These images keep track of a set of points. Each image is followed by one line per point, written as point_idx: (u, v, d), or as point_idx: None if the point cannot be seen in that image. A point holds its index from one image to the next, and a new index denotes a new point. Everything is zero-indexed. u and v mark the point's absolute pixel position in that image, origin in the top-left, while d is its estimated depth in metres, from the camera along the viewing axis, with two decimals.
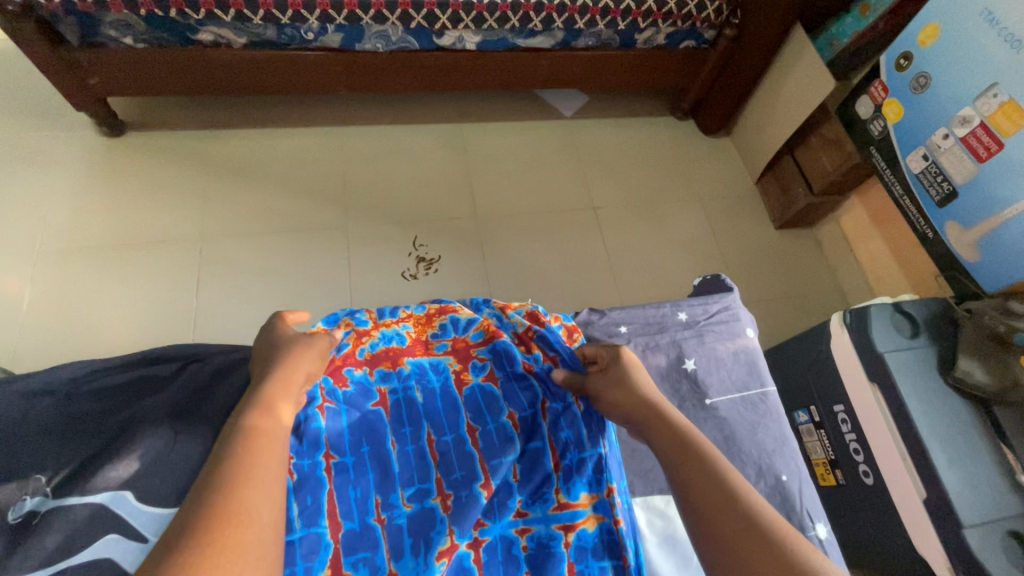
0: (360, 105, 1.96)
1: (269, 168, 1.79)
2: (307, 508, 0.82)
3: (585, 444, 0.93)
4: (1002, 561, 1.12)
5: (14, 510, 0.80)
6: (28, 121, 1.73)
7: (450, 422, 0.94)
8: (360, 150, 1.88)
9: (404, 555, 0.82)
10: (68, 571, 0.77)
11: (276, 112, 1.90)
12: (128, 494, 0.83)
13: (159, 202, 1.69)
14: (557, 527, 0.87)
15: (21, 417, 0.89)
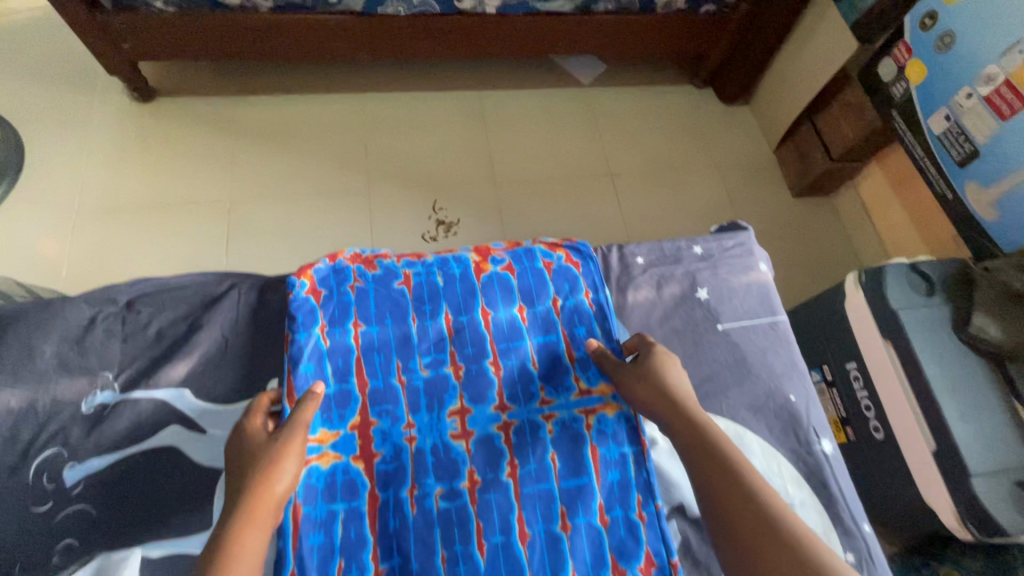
0: (381, 71, 1.99)
1: (293, 133, 1.84)
2: (339, 368, 0.91)
3: (597, 339, 0.99)
4: (1010, 507, 1.16)
5: (87, 402, 0.92)
6: (64, 85, 1.80)
7: (467, 304, 0.99)
8: (381, 115, 1.92)
9: (420, 410, 0.90)
10: (138, 455, 0.90)
11: (299, 79, 1.94)
12: (185, 395, 0.94)
13: (189, 164, 1.76)
14: (579, 412, 0.93)
15: (89, 323, 0.97)
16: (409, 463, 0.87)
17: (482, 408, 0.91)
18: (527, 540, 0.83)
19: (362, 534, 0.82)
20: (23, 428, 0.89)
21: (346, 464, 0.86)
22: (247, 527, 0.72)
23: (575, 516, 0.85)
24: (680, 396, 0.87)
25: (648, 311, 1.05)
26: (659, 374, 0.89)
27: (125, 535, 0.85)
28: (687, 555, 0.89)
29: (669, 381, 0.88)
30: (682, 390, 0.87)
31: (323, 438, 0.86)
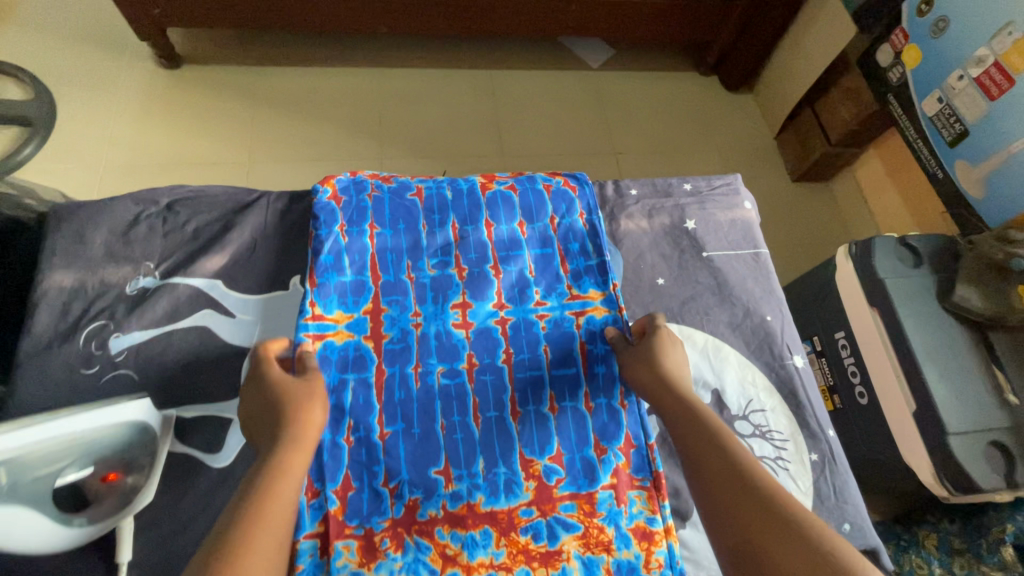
0: (396, 48, 2.06)
1: (310, 103, 1.92)
2: (356, 261, 0.97)
3: (589, 253, 1.02)
4: (984, 466, 1.21)
5: (131, 285, 0.99)
6: (96, 49, 1.88)
7: (472, 215, 1.03)
8: (396, 89, 1.99)
9: (427, 301, 0.96)
10: (174, 333, 0.96)
11: (318, 52, 2.02)
12: (218, 284, 1.01)
13: (211, 128, 1.84)
14: (570, 313, 0.97)
15: (133, 220, 1.03)
16: (414, 343, 0.93)
17: (483, 304, 0.96)
18: (518, 417, 0.90)
19: (368, 399, 0.88)
20: (72, 307, 0.96)
21: (358, 342, 0.92)
22: (294, 451, 0.73)
23: (562, 401, 0.91)
24: (677, 377, 0.85)
25: (639, 240, 1.07)
26: (677, 377, 0.85)
27: (162, 396, 0.93)
28: (665, 451, 0.94)
29: (690, 389, 0.83)
30: (701, 406, 0.81)
31: (339, 318, 0.93)
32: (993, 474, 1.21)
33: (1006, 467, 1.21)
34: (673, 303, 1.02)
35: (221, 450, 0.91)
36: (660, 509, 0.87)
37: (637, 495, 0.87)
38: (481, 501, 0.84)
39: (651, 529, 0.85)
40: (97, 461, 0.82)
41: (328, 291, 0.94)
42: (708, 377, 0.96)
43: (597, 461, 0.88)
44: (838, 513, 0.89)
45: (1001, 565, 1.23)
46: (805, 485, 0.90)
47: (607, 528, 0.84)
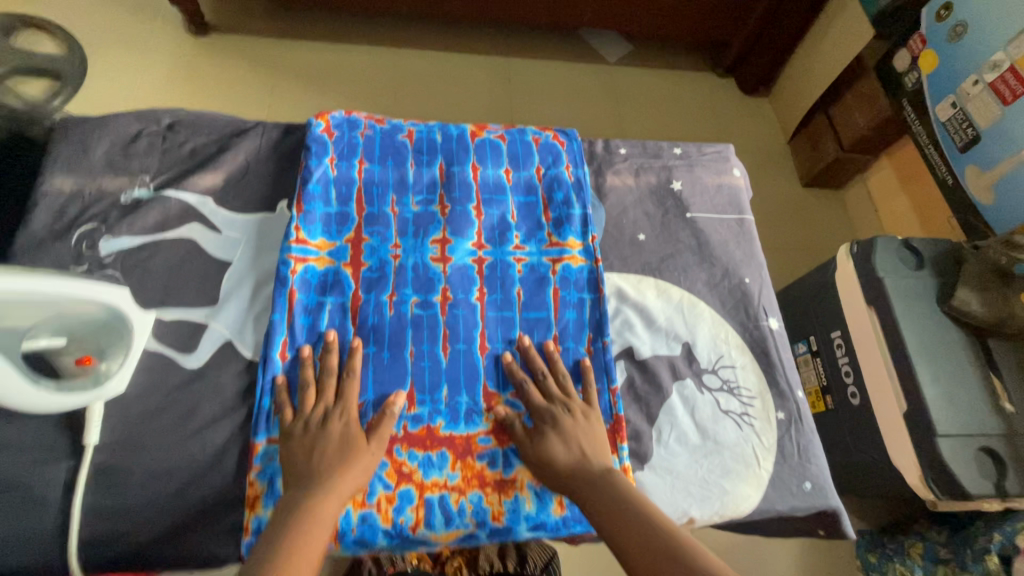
0: (417, 29, 2.10)
1: (330, 76, 1.96)
2: (344, 192, 0.90)
3: (571, 204, 0.93)
4: (972, 470, 1.18)
5: (126, 195, 0.91)
6: (128, 13, 1.95)
7: (459, 156, 0.96)
8: (414, 70, 2.03)
9: (409, 237, 0.89)
10: (161, 244, 0.89)
11: (340, 29, 2.06)
12: (208, 201, 0.93)
13: (232, 94, 1.89)
14: (546, 259, 0.90)
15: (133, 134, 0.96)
16: (392, 274, 0.86)
17: (462, 242, 0.89)
18: (487, 351, 0.84)
19: (343, 320, 0.84)
20: (60, 215, 0.88)
21: (337, 270, 0.86)
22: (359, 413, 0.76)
23: (533, 337, 0.85)
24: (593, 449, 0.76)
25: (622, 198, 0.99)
26: (552, 450, 0.75)
27: (144, 294, 0.86)
28: (631, 392, 0.84)
29: (558, 455, 0.74)
30: (580, 459, 0.74)
31: (320, 245, 0.87)
32: (981, 479, 1.18)
33: (996, 473, 1.18)
34: (652, 257, 0.93)
35: (195, 350, 0.85)
36: (621, 448, 0.78)
37: None
38: (441, 425, 0.79)
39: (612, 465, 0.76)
40: (74, 336, 0.75)
41: (313, 219, 0.87)
42: (676, 326, 0.88)
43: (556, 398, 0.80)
44: (799, 470, 0.81)
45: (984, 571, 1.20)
46: (767, 441, 0.82)
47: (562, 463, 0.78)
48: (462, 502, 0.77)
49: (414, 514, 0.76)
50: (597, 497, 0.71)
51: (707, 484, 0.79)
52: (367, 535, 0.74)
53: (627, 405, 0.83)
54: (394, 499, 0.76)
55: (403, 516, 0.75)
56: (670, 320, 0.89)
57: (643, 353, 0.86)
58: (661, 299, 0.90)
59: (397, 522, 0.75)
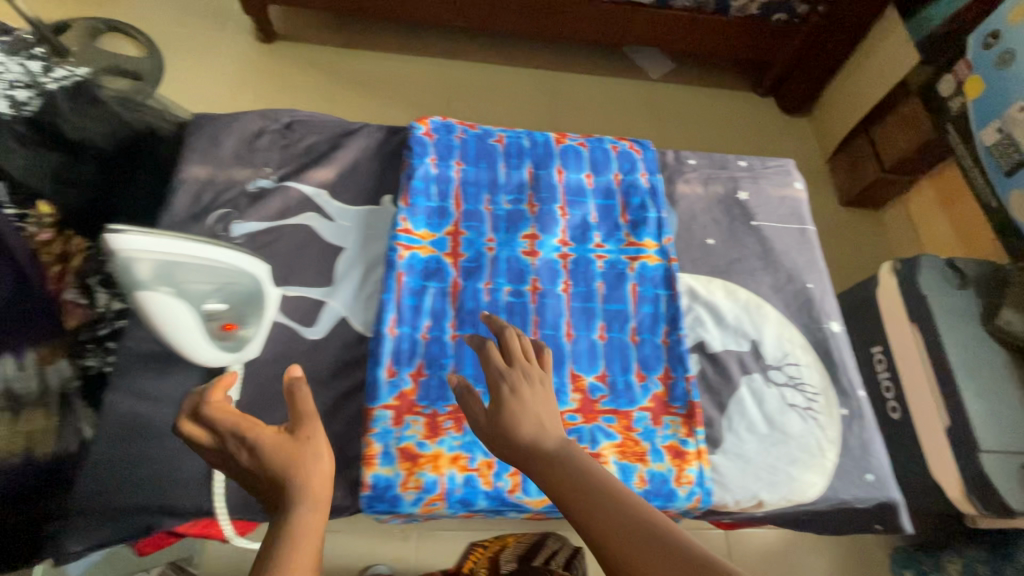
0: (466, 42, 2.14)
1: (383, 85, 2.02)
2: (436, 182, 0.78)
3: (650, 210, 0.82)
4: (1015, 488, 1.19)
5: (253, 182, 0.77)
6: (185, 17, 1.98)
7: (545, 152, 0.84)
8: (463, 81, 2.07)
9: (501, 232, 0.77)
10: (282, 232, 0.74)
11: (393, 38, 2.10)
12: (324, 188, 0.78)
13: (292, 101, 1.97)
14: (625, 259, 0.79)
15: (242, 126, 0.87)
16: (487, 265, 0.75)
17: (551, 240, 0.78)
18: (575, 342, 0.73)
19: (443, 306, 0.72)
20: (179, 200, 0.74)
21: (438, 261, 0.74)
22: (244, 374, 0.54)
23: (614, 330, 0.74)
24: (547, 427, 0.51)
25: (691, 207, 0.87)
26: (507, 417, 0.52)
27: None
28: (701, 382, 0.74)
29: (516, 428, 0.50)
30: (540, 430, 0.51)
31: (422, 236, 0.75)
32: None
33: None
34: (719, 260, 0.82)
35: (316, 321, 0.70)
36: (696, 432, 0.69)
37: (671, 419, 0.70)
38: None
39: (683, 448, 0.68)
40: (232, 301, 0.62)
41: (417, 213, 0.75)
42: (742, 325, 0.78)
43: (635, 385, 0.72)
44: (860, 462, 0.71)
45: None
46: (832, 434, 0.73)
47: (642, 442, 0.68)
48: None
49: (513, 480, 0.65)
50: (569, 487, 0.46)
51: (773, 470, 0.69)
52: (472, 496, 0.63)
53: (699, 392, 0.72)
54: (493, 463, 0.65)
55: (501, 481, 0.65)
56: (741, 321, 0.78)
57: (715, 349, 0.76)
58: (731, 298, 0.79)
59: (497, 486, 0.64)
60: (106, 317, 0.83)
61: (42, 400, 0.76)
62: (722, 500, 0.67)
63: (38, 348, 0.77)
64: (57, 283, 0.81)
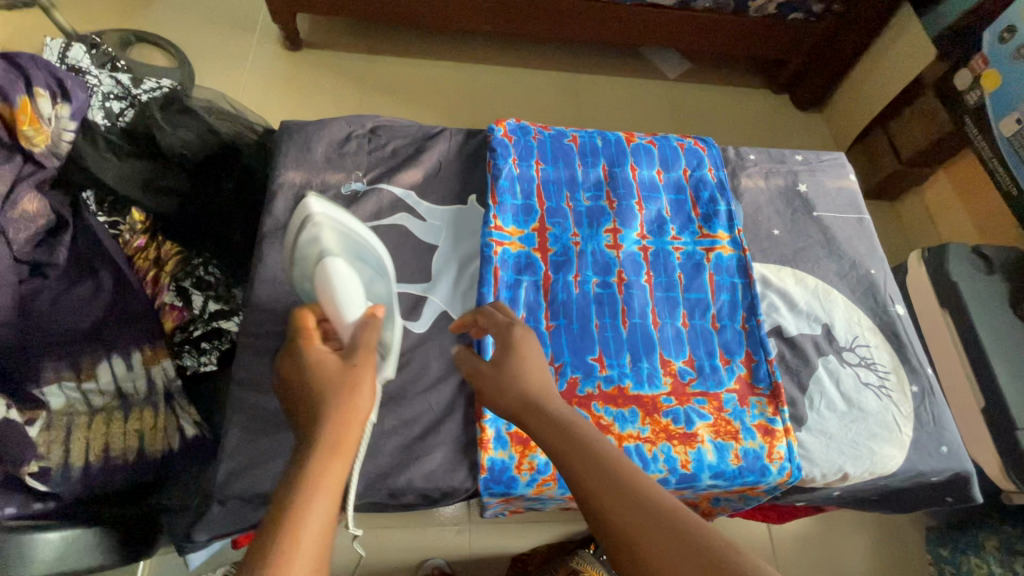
0: (471, 40, 1.98)
1: (386, 85, 1.86)
2: (521, 182, 0.83)
3: (721, 204, 0.86)
4: None
5: (345, 186, 0.81)
6: (166, 21, 1.82)
7: (617, 151, 0.88)
8: (480, 82, 1.92)
9: (583, 227, 0.81)
10: (378, 231, 0.78)
11: (411, 41, 1.96)
12: (413, 191, 0.82)
13: (290, 105, 1.79)
14: (701, 250, 0.83)
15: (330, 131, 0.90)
16: (574, 259, 0.79)
17: (630, 233, 0.82)
18: (661, 329, 0.77)
19: (536, 299, 0.76)
20: (282, 204, 0.78)
21: (528, 256, 0.78)
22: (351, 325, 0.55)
23: (694, 317, 0.78)
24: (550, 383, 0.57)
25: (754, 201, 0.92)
26: (517, 370, 0.58)
27: None
28: (781, 364, 0.78)
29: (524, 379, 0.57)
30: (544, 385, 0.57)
31: (512, 232, 0.79)
32: None
33: None
34: (787, 249, 0.87)
35: (421, 316, 0.74)
36: (782, 411, 0.73)
37: (757, 401, 0.74)
38: (630, 385, 0.72)
39: (772, 426, 0.72)
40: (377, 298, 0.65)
41: (508, 211, 0.80)
42: (814, 309, 0.82)
43: (720, 368, 0.76)
44: (935, 435, 0.75)
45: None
46: (906, 409, 0.77)
47: (733, 421, 0.72)
48: (655, 449, 0.69)
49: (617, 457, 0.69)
50: (555, 432, 0.52)
51: (855, 446, 0.73)
52: None
53: (781, 374, 0.77)
54: None
55: None
56: (812, 307, 0.82)
57: (791, 332, 0.80)
58: (802, 286, 0.83)
59: None
60: (200, 319, 0.85)
61: (148, 399, 0.77)
62: (809, 473, 0.72)
63: (143, 348, 0.78)
64: (154, 287, 0.85)
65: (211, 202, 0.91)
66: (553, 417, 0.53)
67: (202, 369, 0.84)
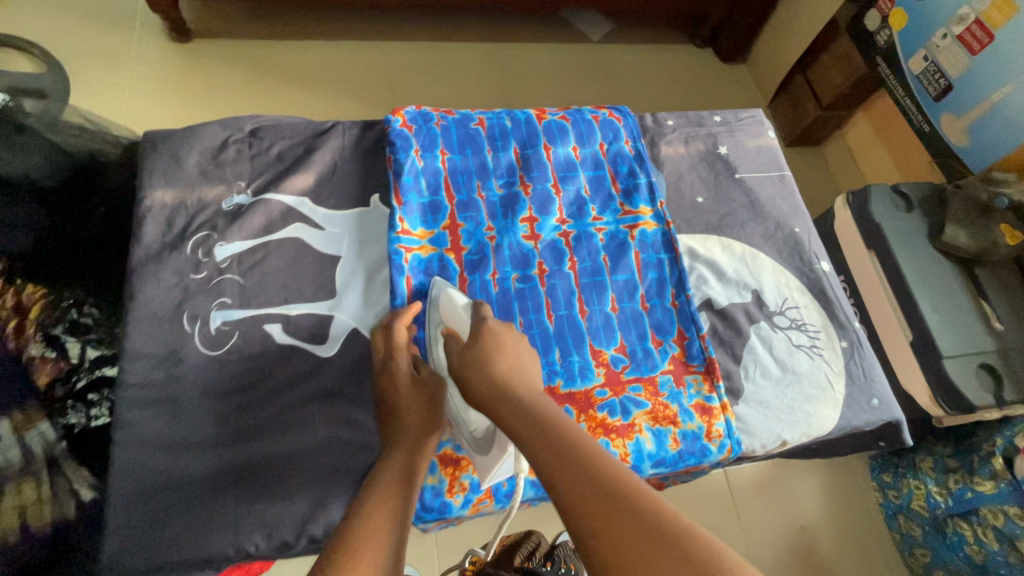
0: (378, 17, 1.80)
1: (287, 70, 1.66)
2: (428, 177, 0.76)
3: (642, 178, 0.82)
4: (976, 388, 1.07)
5: (227, 201, 0.71)
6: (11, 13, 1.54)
7: (528, 131, 0.82)
8: (394, 60, 1.76)
9: (499, 219, 0.76)
10: (271, 248, 0.70)
11: (315, 22, 1.77)
12: (306, 197, 0.73)
13: (178, 102, 1.58)
14: (624, 227, 0.79)
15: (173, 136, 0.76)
16: (490, 255, 0.73)
17: (548, 219, 0.77)
18: (589, 317, 0.73)
19: None
20: (152, 232, 0.68)
21: (441, 258, 0.72)
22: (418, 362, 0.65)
23: (623, 301, 0.75)
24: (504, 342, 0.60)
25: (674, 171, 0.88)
26: (486, 355, 0.58)
27: (264, 295, 0.67)
28: (713, 338, 0.76)
29: (492, 364, 0.57)
30: (514, 368, 0.58)
31: (421, 234, 0.73)
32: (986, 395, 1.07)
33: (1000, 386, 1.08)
34: (711, 216, 0.84)
35: (326, 338, 0.67)
36: (718, 386, 0.72)
37: (693, 378, 0.72)
38: (560, 382, 0.69)
39: (709, 404, 0.71)
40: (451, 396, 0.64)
41: (413, 211, 0.73)
42: (742, 276, 0.80)
43: (653, 351, 0.73)
44: (867, 388, 0.76)
45: (992, 475, 1.06)
46: (837, 366, 0.77)
47: (670, 404, 0.70)
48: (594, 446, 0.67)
49: None
50: (532, 427, 0.50)
51: (791, 411, 0.73)
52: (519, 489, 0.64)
53: (714, 348, 0.75)
54: None
55: None
56: (740, 272, 0.80)
57: (723, 303, 0.78)
58: (729, 252, 0.81)
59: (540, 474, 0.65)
60: (83, 368, 0.74)
61: (27, 470, 0.67)
62: (750, 446, 0.71)
63: (10, 414, 0.67)
64: (17, 339, 0.71)
65: (79, 234, 0.79)
66: (495, 380, 0.55)
67: (96, 423, 0.74)
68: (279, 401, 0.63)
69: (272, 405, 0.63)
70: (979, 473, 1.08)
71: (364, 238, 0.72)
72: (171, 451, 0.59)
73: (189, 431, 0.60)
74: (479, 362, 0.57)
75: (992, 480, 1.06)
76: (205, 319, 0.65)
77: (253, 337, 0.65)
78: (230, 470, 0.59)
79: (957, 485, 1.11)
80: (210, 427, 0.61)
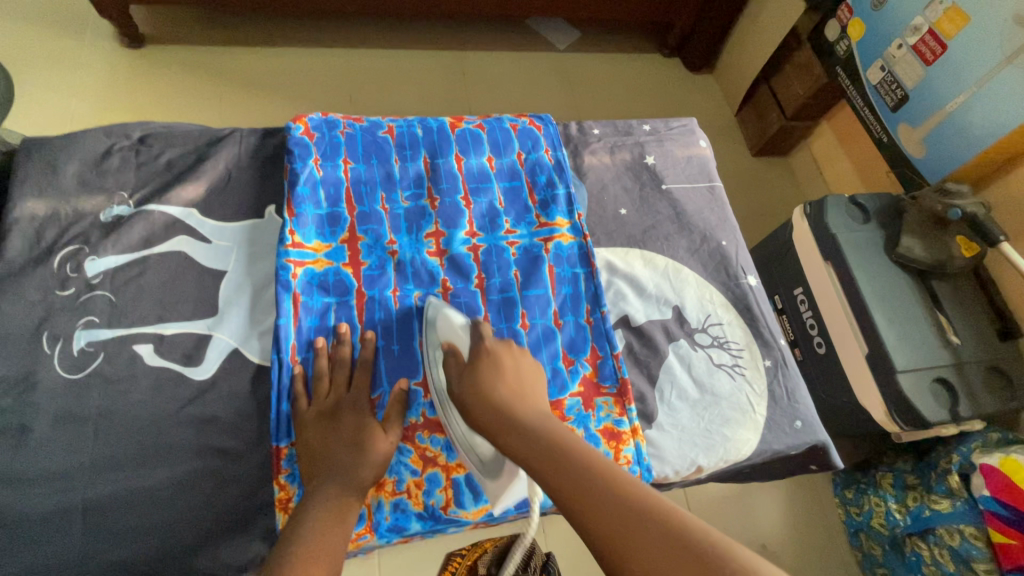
0: (327, 22, 1.63)
1: (222, 74, 1.48)
2: (328, 188, 0.72)
3: (561, 189, 0.78)
4: (933, 406, 0.98)
5: (105, 212, 0.67)
6: None
7: (440, 141, 0.78)
8: (347, 66, 1.59)
9: (402, 233, 0.72)
10: (150, 262, 0.65)
11: (252, 23, 1.58)
12: (194, 208, 0.69)
13: (83, 105, 1.36)
14: (539, 240, 0.75)
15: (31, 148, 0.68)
16: (390, 269, 0.70)
17: (457, 232, 0.73)
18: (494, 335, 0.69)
19: (349, 321, 0.66)
20: (16, 246, 0.63)
21: (336, 272, 0.68)
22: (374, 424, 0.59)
23: (534, 317, 0.71)
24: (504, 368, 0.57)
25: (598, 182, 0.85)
26: (486, 381, 0.55)
27: (139, 311, 0.63)
28: (629, 357, 0.72)
29: (492, 390, 0.54)
30: (516, 394, 0.54)
31: (314, 247, 0.68)
32: (941, 412, 0.98)
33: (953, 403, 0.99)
34: (634, 229, 0.81)
35: (202, 359, 0.62)
36: (629, 410, 0.68)
37: (603, 401, 0.68)
38: None
39: (618, 429, 0.67)
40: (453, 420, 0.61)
41: (307, 223, 0.69)
42: (663, 291, 0.77)
43: (563, 370, 0.69)
44: (790, 411, 0.72)
45: (948, 493, 1.00)
46: (759, 387, 0.73)
47: (576, 430, 0.66)
48: None
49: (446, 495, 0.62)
50: (539, 453, 0.47)
51: (707, 435, 0.69)
52: (402, 522, 0.60)
53: (628, 368, 0.71)
54: (422, 480, 0.61)
55: (431, 499, 0.61)
56: (661, 287, 0.77)
57: (641, 319, 0.74)
58: (651, 267, 0.78)
59: (428, 505, 0.61)
60: None
61: None
62: (661, 472, 0.67)
63: None
64: None
65: None
66: (497, 405, 0.52)
67: None
68: (138, 430, 0.58)
69: (129, 434, 0.58)
70: (936, 491, 1.01)
71: (252, 258, 0.68)
72: (12, 486, 0.54)
73: (36, 463, 0.55)
74: (479, 388, 0.54)
75: (949, 498, 1.00)
76: (67, 339, 0.60)
77: (119, 359, 0.60)
78: (80, 507, 0.54)
79: (915, 503, 1.03)
80: (60, 458, 0.56)
